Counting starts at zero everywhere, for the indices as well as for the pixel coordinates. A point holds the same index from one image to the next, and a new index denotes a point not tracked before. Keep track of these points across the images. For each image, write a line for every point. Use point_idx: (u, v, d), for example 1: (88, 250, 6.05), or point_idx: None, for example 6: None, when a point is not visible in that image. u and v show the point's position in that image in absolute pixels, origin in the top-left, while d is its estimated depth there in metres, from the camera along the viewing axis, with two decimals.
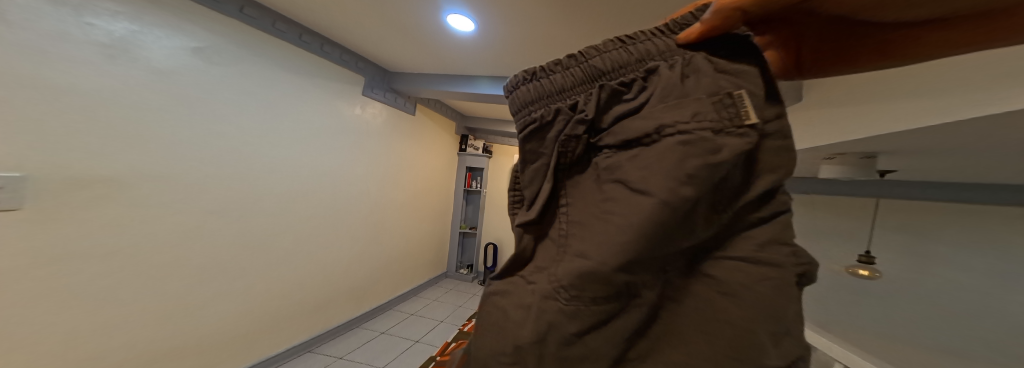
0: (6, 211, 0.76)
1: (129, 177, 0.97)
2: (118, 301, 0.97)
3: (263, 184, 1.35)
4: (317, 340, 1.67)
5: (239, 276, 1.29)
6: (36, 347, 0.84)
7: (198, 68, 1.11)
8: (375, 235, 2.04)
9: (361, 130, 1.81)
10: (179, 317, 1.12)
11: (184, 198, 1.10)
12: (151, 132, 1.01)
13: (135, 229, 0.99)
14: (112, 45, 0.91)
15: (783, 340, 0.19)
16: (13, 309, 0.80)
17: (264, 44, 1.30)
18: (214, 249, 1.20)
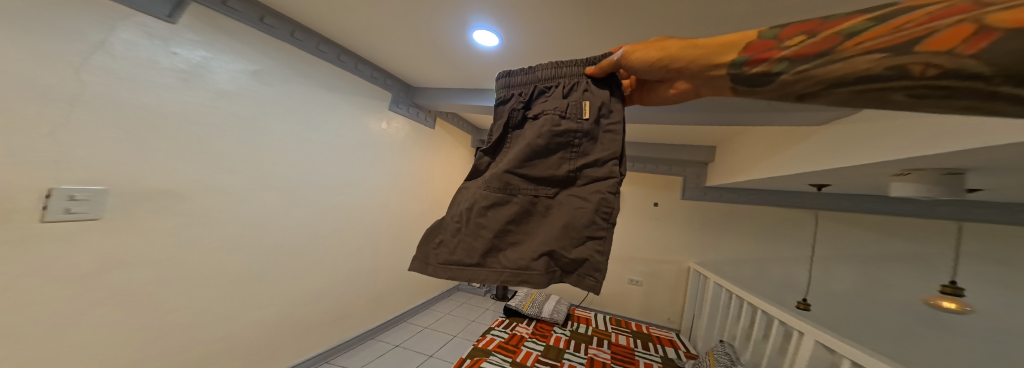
0: (86, 221, 0.86)
1: (188, 188, 1.07)
2: (167, 303, 1.06)
3: (298, 195, 1.46)
4: (334, 351, 1.72)
5: (270, 284, 1.38)
6: (99, 344, 0.92)
7: (253, 89, 1.24)
8: (393, 247, 2.10)
9: (385, 144, 1.90)
10: (217, 319, 1.21)
11: (236, 205, 1.22)
12: (216, 146, 1.14)
13: (192, 233, 1.10)
14: (189, 71, 1.04)
15: (569, 231, 0.46)
16: (85, 308, 0.89)
17: (307, 63, 1.41)
18: (251, 257, 1.30)
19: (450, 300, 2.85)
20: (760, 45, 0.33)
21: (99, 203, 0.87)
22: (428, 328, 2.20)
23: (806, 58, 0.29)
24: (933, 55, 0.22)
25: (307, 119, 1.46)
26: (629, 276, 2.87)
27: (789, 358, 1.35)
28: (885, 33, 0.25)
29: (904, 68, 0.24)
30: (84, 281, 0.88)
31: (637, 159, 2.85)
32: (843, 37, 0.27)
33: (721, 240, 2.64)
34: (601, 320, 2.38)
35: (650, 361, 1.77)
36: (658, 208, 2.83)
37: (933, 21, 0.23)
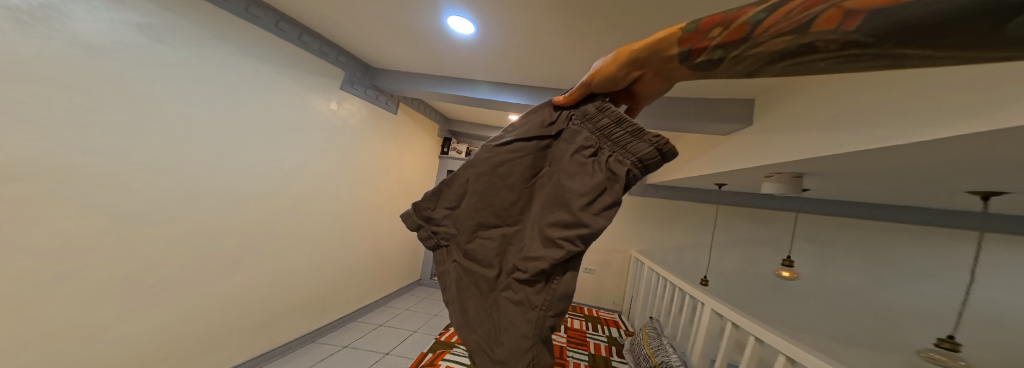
0: None
1: (24, 167, 0.75)
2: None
3: (213, 183, 1.17)
4: (265, 359, 1.47)
5: (173, 291, 1.09)
6: None
7: (144, 47, 0.94)
8: (342, 241, 1.87)
9: (335, 127, 1.68)
10: (85, 344, 0.91)
11: (128, 198, 0.95)
12: (75, 117, 0.83)
13: (35, 233, 0.79)
14: (29, 11, 0.73)
15: None
16: None
17: (235, 27, 1.17)
18: (139, 259, 0.99)
19: (411, 295, 2.69)
20: (689, 35, 0.29)
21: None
22: (384, 326, 2.02)
23: (734, 45, 0.26)
24: (826, 33, 0.21)
25: (235, 89, 1.20)
26: None
27: (696, 323, 1.66)
28: (781, 17, 0.23)
29: (813, 43, 0.22)
30: None
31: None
32: (752, 23, 0.25)
33: (655, 230, 3.07)
34: None
35: (599, 342, 1.99)
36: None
37: (808, 8, 0.22)
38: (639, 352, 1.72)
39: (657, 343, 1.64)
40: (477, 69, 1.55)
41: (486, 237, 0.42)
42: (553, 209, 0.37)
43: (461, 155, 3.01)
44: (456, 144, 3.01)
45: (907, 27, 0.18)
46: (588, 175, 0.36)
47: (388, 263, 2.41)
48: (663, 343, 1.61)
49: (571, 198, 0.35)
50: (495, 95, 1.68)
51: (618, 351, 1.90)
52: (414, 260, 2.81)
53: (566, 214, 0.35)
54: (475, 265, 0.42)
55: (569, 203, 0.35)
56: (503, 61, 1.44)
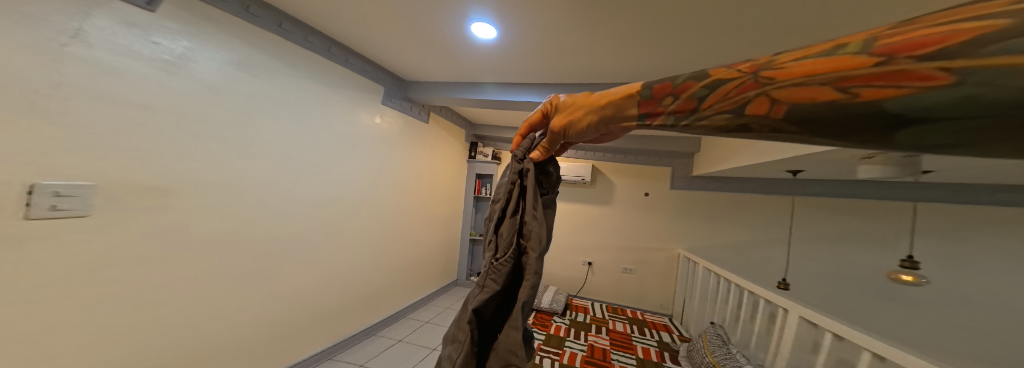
0: (75, 218, 0.83)
1: (176, 184, 1.03)
2: (163, 307, 1.03)
3: (289, 189, 1.40)
4: (338, 347, 1.70)
5: (269, 283, 1.34)
6: (95, 352, 0.90)
7: (241, 81, 1.19)
8: (390, 242, 2.07)
9: (379, 138, 1.87)
10: (216, 322, 1.18)
11: (229, 204, 1.18)
12: (200, 142, 1.08)
13: (180, 236, 1.05)
14: (171, 61, 0.99)
15: (455, 327, 0.56)
16: (84, 311, 0.87)
17: (301, 58, 1.40)
18: (247, 256, 1.25)
19: (450, 295, 2.83)
20: (648, 103, 0.43)
21: (87, 198, 0.85)
22: (429, 323, 2.18)
23: (686, 115, 0.37)
24: (758, 117, 0.30)
25: (297, 113, 1.41)
26: (620, 264, 2.91)
27: (777, 333, 1.42)
28: (721, 98, 0.33)
29: (749, 124, 0.31)
30: (82, 283, 0.86)
31: (623, 151, 2.93)
32: (697, 101, 0.36)
33: (708, 227, 2.71)
34: (597, 308, 2.43)
35: (648, 346, 1.88)
36: (648, 199, 2.86)
37: (742, 93, 0.31)
38: (701, 362, 1.56)
39: (724, 351, 1.46)
40: (496, 72, 1.60)
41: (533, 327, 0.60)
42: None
43: (488, 158, 3.08)
44: (482, 148, 3.09)
45: (817, 121, 0.26)
46: None
47: (427, 263, 2.57)
48: (733, 352, 1.42)
49: None
50: (500, 96, 1.72)
51: (672, 358, 1.76)
52: (449, 262, 2.95)
53: None
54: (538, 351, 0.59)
55: None
56: (522, 63, 1.46)
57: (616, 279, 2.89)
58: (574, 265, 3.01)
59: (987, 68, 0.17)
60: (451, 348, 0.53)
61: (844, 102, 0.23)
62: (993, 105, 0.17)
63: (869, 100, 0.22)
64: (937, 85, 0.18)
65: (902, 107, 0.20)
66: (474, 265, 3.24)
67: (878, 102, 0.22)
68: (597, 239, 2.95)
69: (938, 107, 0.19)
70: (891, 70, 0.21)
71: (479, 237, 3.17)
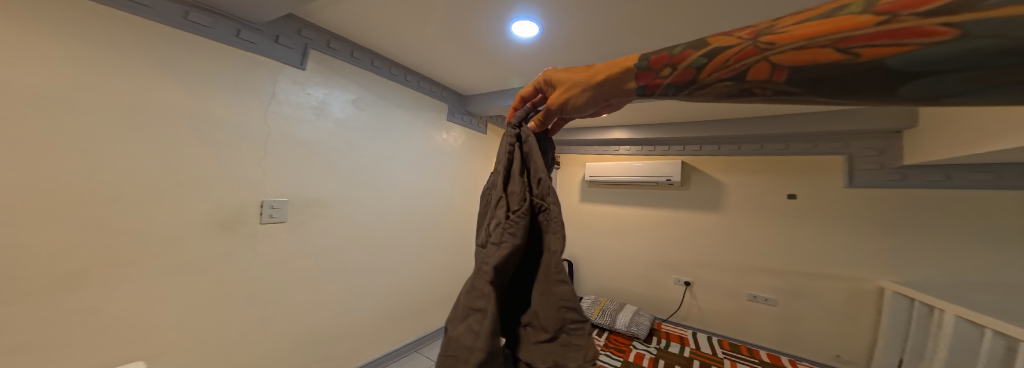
0: (279, 223, 1.31)
1: (327, 198, 1.48)
2: (322, 290, 1.50)
3: (390, 200, 1.76)
4: (420, 342, 2.04)
5: (378, 277, 1.75)
6: (292, 315, 1.40)
7: (355, 113, 1.56)
8: (460, 248, 2.31)
9: (447, 153, 2.08)
10: (351, 305, 1.63)
11: (343, 214, 1.55)
12: (336, 164, 1.50)
13: (334, 236, 1.52)
14: (318, 105, 1.41)
15: (467, 298, 0.49)
16: (290, 286, 1.38)
17: (390, 90, 1.70)
18: (366, 254, 1.68)
19: None
20: (643, 74, 0.44)
21: (284, 209, 1.32)
22: None
23: (684, 84, 0.40)
24: (761, 82, 0.33)
25: (387, 135, 1.72)
26: (746, 289, 2.13)
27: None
28: (720, 66, 0.36)
29: (750, 86, 0.34)
30: (287, 267, 1.36)
31: (740, 140, 2.14)
32: (697, 69, 0.38)
33: (937, 243, 1.63)
34: (703, 340, 1.96)
35: None
36: (793, 203, 1.99)
37: (742, 60, 0.34)
38: None
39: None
40: (524, 74, 1.59)
41: None
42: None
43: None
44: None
45: (822, 81, 0.29)
46: None
47: None
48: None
49: None
50: None
51: None
52: None
53: None
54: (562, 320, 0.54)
55: None
56: (570, 53, 1.31)
57: (741, 309, 2.14)
58: (666, 284, 2.40)
59: (985, 21, 0.22)
60: (477, 315, 0.46)
61: (848, 60, 0.27)
62: (995, 54, 0.22)
63: (872, 58, 0.26)
64: (941, 37, 0.24)
65: (908, 61, 0.25)
66: None
67: (882, 59, 0.26)
68: (706, 256, 2.26)
69: (948, 57, 0.23)
70: (897, 27, 0.25)
71: None
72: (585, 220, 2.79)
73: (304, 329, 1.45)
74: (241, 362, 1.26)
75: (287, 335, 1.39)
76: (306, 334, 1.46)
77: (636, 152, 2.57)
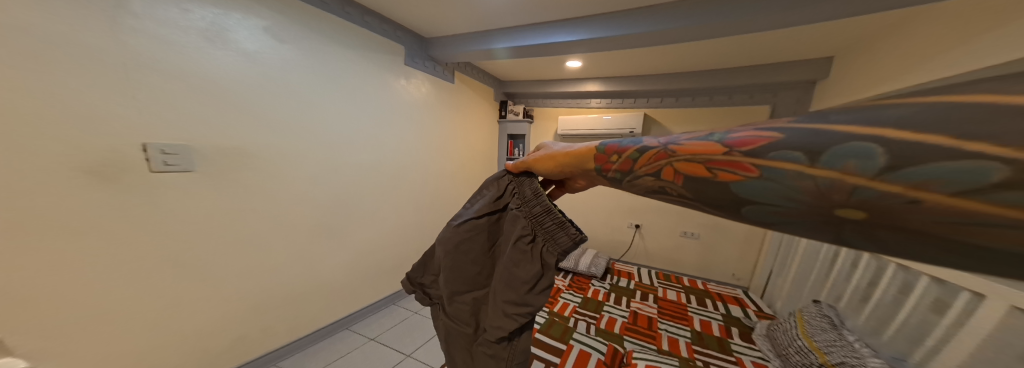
0: (184, 173, 1.07)
1: (252, 148, 1.24)
2: (274, 250, 1.36)
3: (340, 154, 1.57)
4: (398, 296, 2.03)
5: (340, 235, 1.63)
6: (236, 279, 1.26)
7: (270, 46, 1.24)
8: (434, 203, 2.24)
9: (408, 103, 1.89)
10: (313, 264, 1.52)
11: (282, 163, 1.34)
12: (258, 108, 1.24)
13: (275, 190, 1.34)
14: (209, 29, 1.07)
15: None
16: (227, 250, 1.21)
17: (319, 20, 1.39)
18: (324, 211, 1.54)
19: None
20: (598, 156, 0.51)
21: (186, 156, 1.07)
22: None
23: (625, 173, 0.45)
24: (672, 184, 0.39)
25: (324, 78, 1.45)
26: (681, 227, 2.54)
27: (942, 327, 0.99)
28: (647, 163, 0.42)
29: (669, 188, 0.39)
30: (218, 228, 1.18)
31: (697, 92, 2.28)
32: (631, 163, 0.44)
33: None
34: (645, 273, 2.31)
35: (708, 319, 1.67)
36: None
37: (658, 162, 0.40)
38: (789, 343, 1.31)
39: (830, 336, 1.20)
40: (493, 15, 1.46)
41: (462, 303, 0.65)
42: (536, 266, 0.56)
43: (518, 117, 2.81)
44: (512, 106, 2.82)
45: (711, 195, 0.35)
46: (528, 263, 0.57)
47: None
48: (845, 339, 1.15)
49: (519, 284, 0.57)
50: (509, 44, 1.61)
51: (741, 334, 1.54)
52: None
53: (512, 294, 0.57)
54: (458, 323, 0.66)
55: (517, 287, 0.57)
56: None
57: (676, 244, 2.55)
58: (621, 228, 2.74)
59: (771, 168, 0.30)
60: None
61: (716, 180, 0.34)
62: (785, 196, 0.29)
63: (726, 180, 0.33)
64: (748, 174, 0.31)
65: (742, 187, 0.32)
66: None
67: (732, 182, 0.33)
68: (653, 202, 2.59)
69: (762, 190, 0.31)
70: (731, 158, 0.33)
71: None
72: None
73: (254, 294, 1.32)
74: (182, 330, 1.15)
75: (238, 298, 1.28)
76: (263, 296, 1.36)
77: (607, 104, 2.63)
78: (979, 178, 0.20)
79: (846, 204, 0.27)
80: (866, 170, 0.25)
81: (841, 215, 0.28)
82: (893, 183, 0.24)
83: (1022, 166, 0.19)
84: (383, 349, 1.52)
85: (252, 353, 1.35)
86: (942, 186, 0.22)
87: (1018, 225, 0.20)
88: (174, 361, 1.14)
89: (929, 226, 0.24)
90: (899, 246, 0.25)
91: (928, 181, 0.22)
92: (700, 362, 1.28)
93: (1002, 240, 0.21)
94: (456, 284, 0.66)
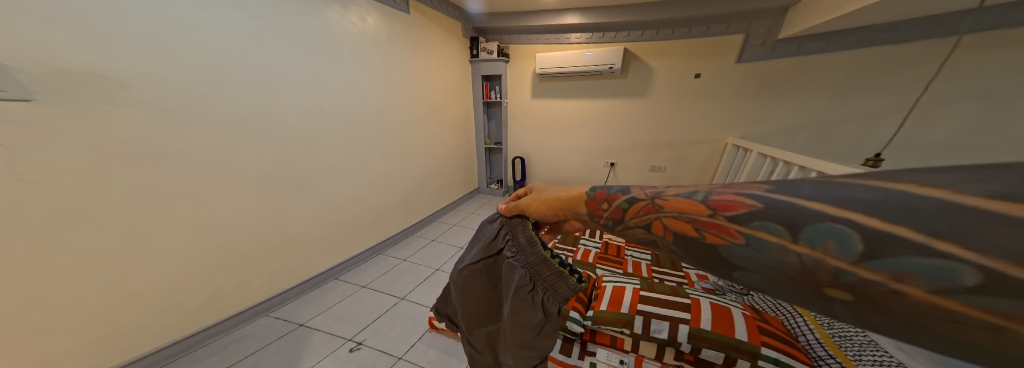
0: (20, 103, 0.80)
1: (123, 75, 0.95)
2: (226, 205, 1.24)
3: (269, 92, 1.31)
4: (383, 246, 2.04)
5: (301, 186, 1.51)
6: (179, 238, 1.14)
7: None
8: (405, 151, 2.15)
9: (353, 34, 1.62)
10: (275, 218, 1.43)
11: (184, 96, 1.07)
12: (111, 19, 0.90)
13: (187, 136, 1.10)
14: None
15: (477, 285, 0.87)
16: (154, 207, 1.07)
17: None
18: (277, 163, 1.40)
19: (472, 201, 3.02)
20: (590, 201, 0.52)
21: (11, 79, 0.78)
22: (456, 226, 2.43)
23: (618, 220, 0.46)
24: (659, 237, 0.40)
25: None
26: (650, 162, 2.68)
27: None
28: (635, 213, 0.43)
29: (656, 239, 0.41)
30: (128, 181, 1.00)
31: (676, 23, 2.24)
32: (622, 213, 0.46)
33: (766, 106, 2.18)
34: None
35: None
36: (698, 82, 2.33)
37: (647, 214, 0.42)
38: None
39: None
40: None
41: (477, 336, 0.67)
42: (538, 314, 0.57)
43: (493, 56, 2.64)
44: (485, 43, 2.64)
45: (702, 256, 0.36)
46: (532, 311, 0.58)
47: (449, 174, 2.68)
48: None
49: (525, 330, 0.57)
50: None
51: None
52: (470, 171, 3.03)
53: (520, 340, 0.58)
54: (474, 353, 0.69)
55: (524, 331, 0.58)
56: None
57: (645, 178, 2.72)
58: (596, 167, 2.87)
59: (755, 238, 0.32)
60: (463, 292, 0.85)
61: (706, 241, 0.36)
62: (771, 266, 0.31)
63: (711, 240, 0.35)
64: (727, 237, 0.34)
65: (730, 251, 0.34)
66: (492, 173, 3.29)
67: (717, 242, 0.35)
68: (625, 140, 2.68)
69: (745, 255, 0.33)
70: (715, 221, 0.35)
71: (492, 147, 3.07)
72: (535, 115, 2.88)
73: (212, 254, 1.23)
74: (141, 289, 1.08)
75: (192, 257, 1.18)
76: (236, 252, 1.31)
77: (588, 39, 2.51)
78: (955, 279, 0.23)
79: (831, 284, 0.29)
80: (843, 254, 0.28)
81: (826, 292, 0.29)
82: (873, 271, 0.27)
83: (979, 268, 0.22)
84: (376, 295, 1.58)
85: (232, 308, 1.32)
86: (920, 281, 0.25)
87: (987, 326, 0.23)
88: (135, 322, 1.09)
89: (884, 302, 0.27)
90: (880, 323, 0.27)
91: (904, 275, 0.25)
92: (656, 279, 1.49)
93: (969, 334, 0.23)
94: (469, 319, 0.67)
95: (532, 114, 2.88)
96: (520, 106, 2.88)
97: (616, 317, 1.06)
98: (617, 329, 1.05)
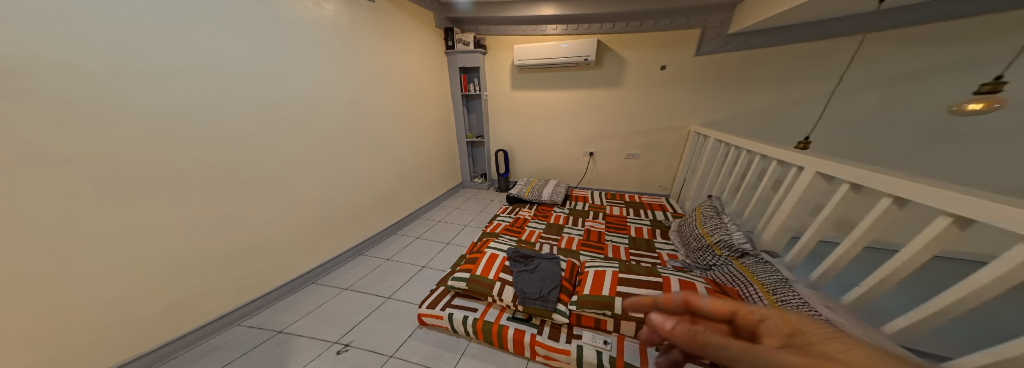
0: None
1: (20, 65, 0.83)
2: (175, 207, 1.13)
3: (216, 84, 1.19)
4: (364, 246, 1.96)
5: (265, 185, 1.40)
6: (117, 246, 1.02)
7: None
8: (381, 146, 2.06)
9: (312, 21, 1.52)
10: (235, 222, 1.31)
11: (104, 87, 0.96)
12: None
13: (111, 131, 0.98)
14: None
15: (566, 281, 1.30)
16: (80, 212, 0.95)
17: None
18: (232, 161, 1.28)
19: (458, 195, 3.00)
20: None
21: None
22: (440, 222, 2.39)
23: None
24: None
25: None
26: (626, 150, 2.81)
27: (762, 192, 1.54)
28: None
29: None
30: (37, 185, 0.88)
31: (644, 16, 2.34)
32: None
33: (725, 94, 2.36)
34: (597, 195, 2.61)
35: (641, 225, 2.02)
36: (664, 73, 2.47)
37: None
38: (690, 233, 1.68)
39: (714, 222, 1.59)
40: None
41: None
42: None
43: (470, 47, 2.61)
44: (460, 34, 2.58)
45: None
46: None
47: (430, 168, 2.62)
48: (724, 223, 1.55)
49: None
50: None
51: (663, 234, 1.91)
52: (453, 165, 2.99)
53: None
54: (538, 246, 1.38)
55: None
56: None
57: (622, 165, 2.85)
58: (577, 157, 2.96)
59: None
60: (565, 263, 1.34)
61: None
62: None
63: None
64: None
65: None
66: (475, 167, 3.27)
67: None
68: (603, 129, 2.79)
69: None
70: None
71: (474, 140, 3.04)
72: (518, 107, 2.90)
73: (161, 263, 1.12)
74: (74, 304, 0.97)
75: (134, 267, 1.07)
76: (196, 259, 1.20)
77: (564, 31, 2.55)
78: None
79: None
80: None
81: None
82: None
83: None
84: (360, 296, 1.52)
85: (192, 321, 1.22)
86: None
87: None
88: (68, 342, 0.97)
89: None
90: None
91: None
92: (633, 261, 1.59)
93: None
94: None
95: (513, 105, 2.90)
96: (501, 98, 2.90)
97: (599, 300, 1.12)
98: (599, 311, 1.10)
